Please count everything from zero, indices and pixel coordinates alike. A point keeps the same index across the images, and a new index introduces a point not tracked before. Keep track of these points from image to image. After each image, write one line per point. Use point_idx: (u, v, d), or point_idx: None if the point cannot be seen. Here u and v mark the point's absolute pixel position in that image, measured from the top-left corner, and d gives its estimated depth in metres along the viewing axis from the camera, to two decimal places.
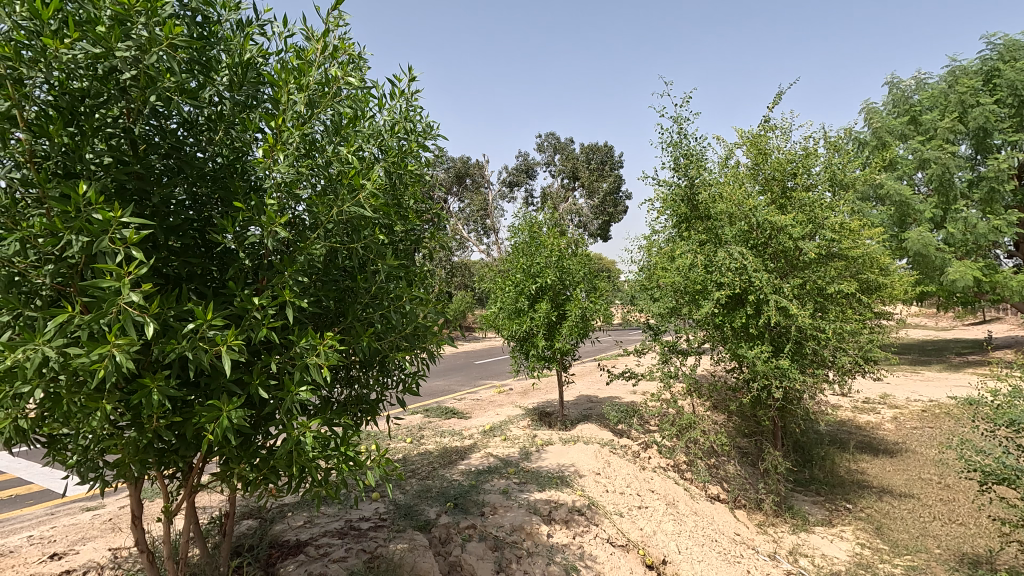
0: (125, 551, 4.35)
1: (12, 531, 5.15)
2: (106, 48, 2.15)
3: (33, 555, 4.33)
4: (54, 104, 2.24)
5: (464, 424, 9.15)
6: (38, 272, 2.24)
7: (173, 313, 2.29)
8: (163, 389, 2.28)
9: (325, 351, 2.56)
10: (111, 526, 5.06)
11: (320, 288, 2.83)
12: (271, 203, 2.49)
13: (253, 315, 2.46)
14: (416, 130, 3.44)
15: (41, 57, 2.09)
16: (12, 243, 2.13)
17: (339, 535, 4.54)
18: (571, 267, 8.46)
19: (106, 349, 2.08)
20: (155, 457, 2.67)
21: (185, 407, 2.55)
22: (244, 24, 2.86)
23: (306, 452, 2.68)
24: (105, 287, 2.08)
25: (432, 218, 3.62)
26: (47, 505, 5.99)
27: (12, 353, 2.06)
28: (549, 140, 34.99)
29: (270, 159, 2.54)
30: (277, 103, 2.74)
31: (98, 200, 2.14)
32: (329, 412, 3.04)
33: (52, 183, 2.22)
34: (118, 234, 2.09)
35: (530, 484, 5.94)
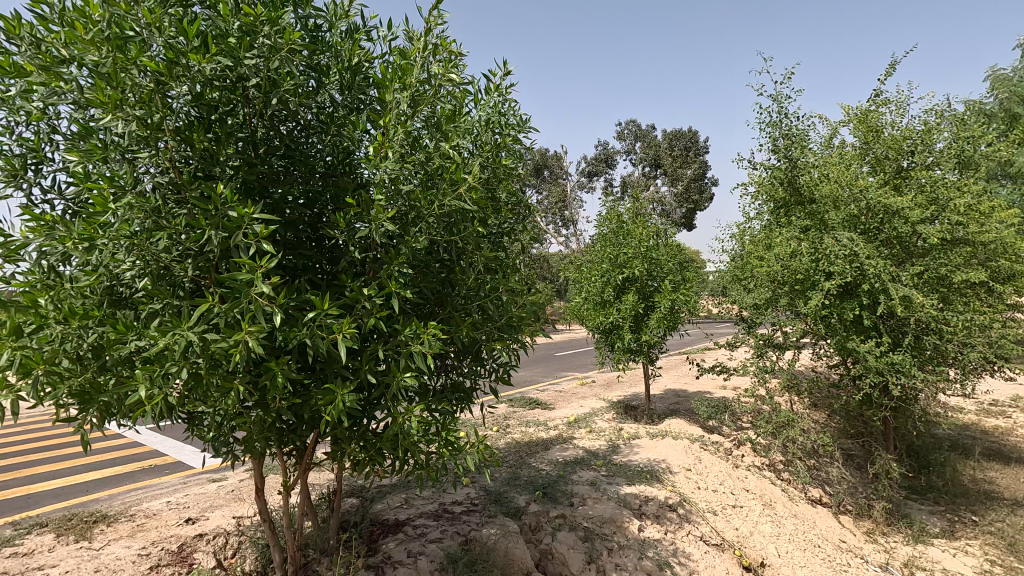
0: (247, 519, 4.79)
1: (154, 496, 5.85)
2: (235, 58, 2.37)
3: (172, 520, 4.90)
4: (194, 113, 2.48)
5: (549, 415, 9.22)
6: (183, 265, 2.52)
7: (296, 301, 2.49)
8: (286, 372, 2.52)
9: (428, 339, 2.69)
10: (233, 496, 5.59)
11: (423, 281, 2.96)
12: (379, 199, 2.63)
13: (363, 304, 2.62)
14: (510, 125, 3.47)
15: (185, 71, 2.34)
16: (162, 239, 2.40)
17: (435, 516, 4.74)
18: (661, 258, 8.22)
19: (241, 334, 2.33)
20: (277, 437, 2.93)
21: (304, 390, 2.77)
22: (353, 30, 3.02)
23: (410, 435, 2.83)
24: (240, 278, 2.32)
25: (523, 211, 3.67)
26: (180, 475, 6.72)
27: (164, 336, 2.36)
28: (629, 127, 34.09)
29: (381, 155, 2.67)
30: (383, 102, 2.84)
31: (233, 198, 2.36)
32: (430, 398, 3.18)
33: (193, 185, 2.46)
34: (249, 229, 2.33)
35: (619, 477, 5.89)
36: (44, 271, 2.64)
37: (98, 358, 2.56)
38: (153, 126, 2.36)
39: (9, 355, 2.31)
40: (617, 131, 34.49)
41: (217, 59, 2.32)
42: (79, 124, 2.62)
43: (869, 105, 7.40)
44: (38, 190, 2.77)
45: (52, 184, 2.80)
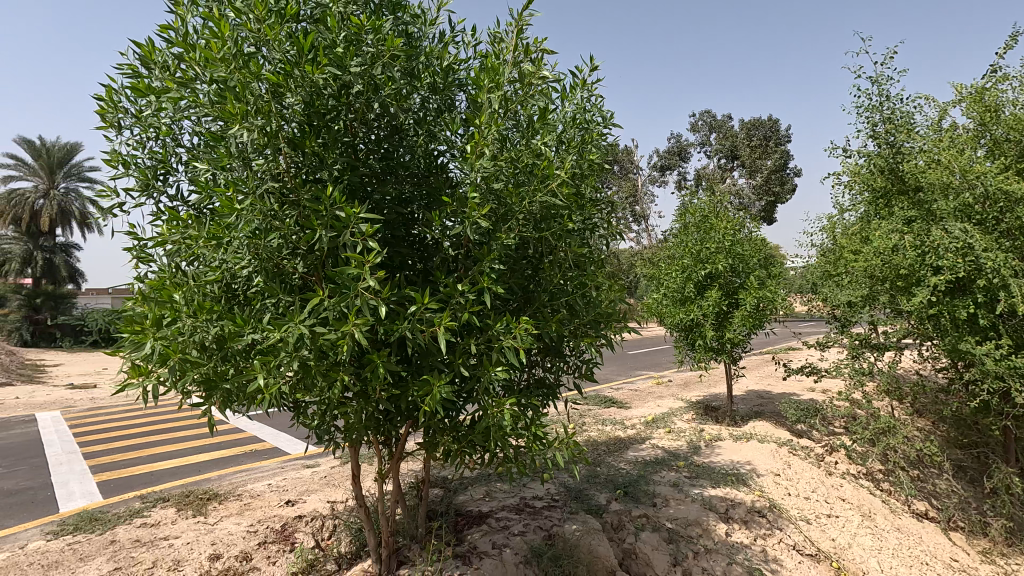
0: (341, 503, 5.08)
1: (256, 478, 6.31)
2: (343, 67, 2.55)
3: (274, 501, 5.28)
4: (304, 120, 2.67)
5: (625, 413, 9.09)
6: (294, 263, 2.70)
7: (398, 297, 2.61)
8: (387, 364, 2.66)
9: (520, 333, 2.74)
10: (326, 481, 5.93)
11: (513, 277, 3.01)
12: (473, 196, 2.71)
13: (458, 300, 2.71)
14: (595, 120, 3.45)
15: (300, 81, 2.53)
16: (277, 239, 2.59)
17: (517, 510, 4.81)
18: (745, 253, 7.89)
19: (348, 327, 2.47)
20: (375, 426, 3.08)
21: (402, 381, 2.90)
22: (442, 35, 3.13)
23: (502, 428, 2.89)
24: (349, 275, 2.47)
25: (608, 206, 3.64)
26: (278, 460, 7.22)
27: (280, 329, 2.54)
28: (704, 118, 32.82)
29: (476, 154, 2.75)
30: (474, 103, 2.93)
31: (341, 199, 2.51)
32: (518, 393, 3.24)
33: (304, 188, 2.64)
34: (356, 229, 2.47)
35: (702, 479, 5.71)
36: (172, 271, 2.92)
37: (220, 349, 2.78)
38: (271, 134, 2.56)
39: (150, 345, 2.64)
40: (691, 123, 33.31)
41: (328, 69, 2.49)
42: (203, 136, 2.88)
43: (986, 82, 6.71)
44: (166, 197, 3.07)
45: (178, 192, 3.09)
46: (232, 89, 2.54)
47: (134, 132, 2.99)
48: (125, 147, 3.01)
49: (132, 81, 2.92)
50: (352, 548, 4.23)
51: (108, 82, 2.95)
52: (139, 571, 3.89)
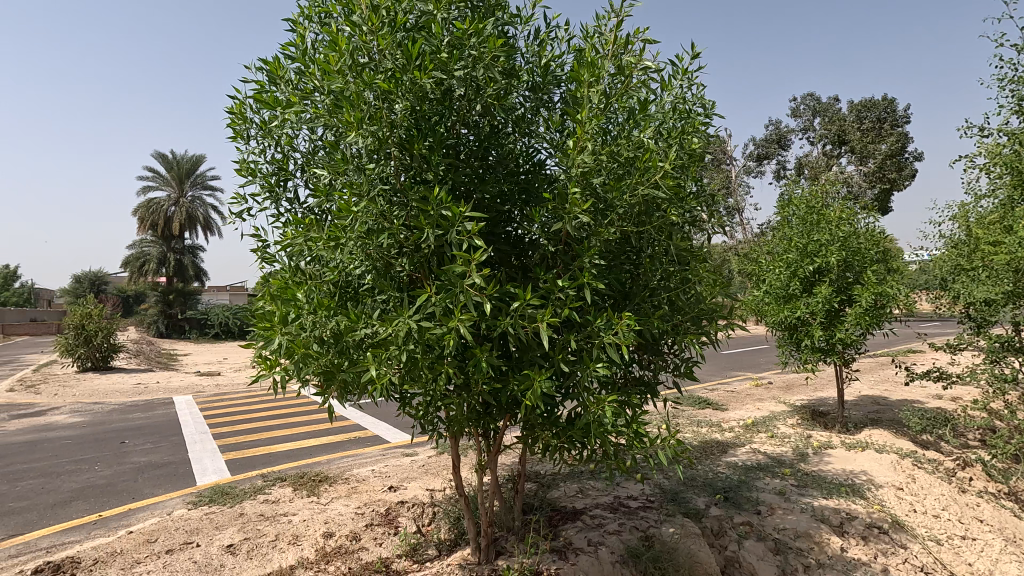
0: (439, 492, 5.29)
1: (361, 463, 6.72)
2: (447, 70, 2.65)
3: (378, 486, 5.60)
4: (412, 124, 2.79)
5: (722, 415, 8.70)
6: (402, 261, 2.83)
7: (500, 293, 2.66)
8: (490, 358, 2.72)
9: (622, 330, 2.70)
10: (424, 470, 6.20)
11: (612, 272, 2.98)
12: (574, 192, 2.70)
13: (558, 296, 2.71)
14: (697, 109, 3.32)
15: (409, 87, 2.66)
16: (387, 238, 2.74)
17: (612, 509, 4.76)
18: (861, 246, 7.25)
19: (454, 322, 2.55)
20: (476, 419, 3.17)
21: (503, 376, 2.96)
22: (539, 33, 3.16)
23: (603, 425, 2.86)
24: (455, 271, 2.55)
25: (710, 198, 3.49)
26: (379, 447, 7.64)
27: (391, 323, 2.67)
28: (807, 101, 30.51)
29: (577, 149, 2.75)
30: (573, 98, 2.93)
31: (446, 198, 2.60)
32: (617, 390, 3.20)
33: (412, 189, 2.76)
34: (461, 227, 2.55)
35: (812, 489, 5.34)
36: (292, 270, 3.16)
37: (337, 343, 2.91)
38: (382, 139, 2.71)
39: (278, 340, 2.89)
40: (792, 108, 31.09)
41: (434, 73, 2.60)
42: (319, 144, 3.10)
43: None
44: (286, 202, 3.34)
45: (297, 197, 3.35)
46: (347, 97, 2.71)
47: (260, 143, 3.27)
48: (253, 156, 3.31)
49: (259, 96, 3.20)
50: (451, 535, 4.35)
51: (238, 98, 3.25)
52: (265, 543, 4.29)
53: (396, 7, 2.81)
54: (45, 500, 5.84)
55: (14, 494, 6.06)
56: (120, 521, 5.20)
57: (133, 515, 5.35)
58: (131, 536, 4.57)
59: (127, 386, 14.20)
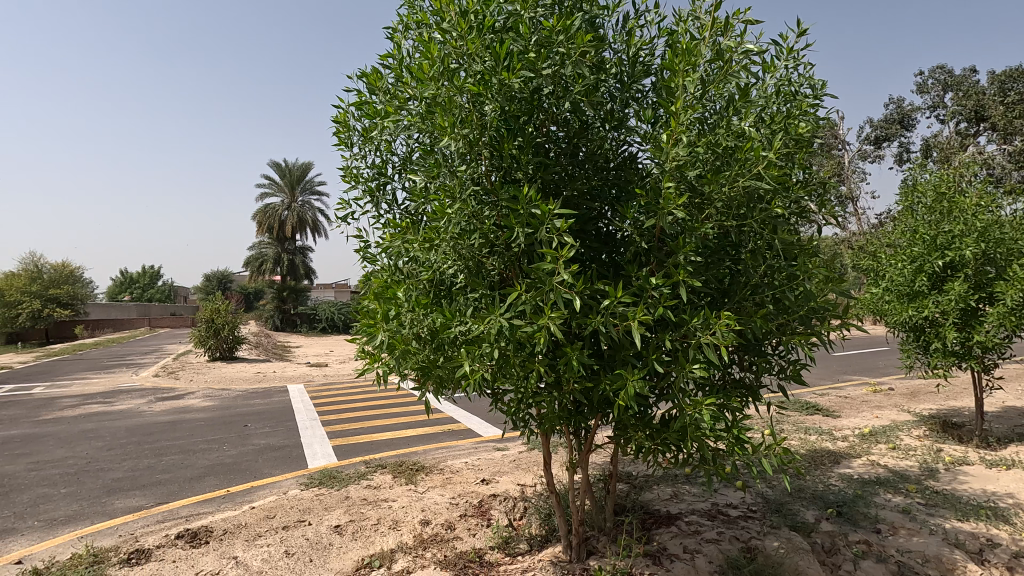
0: (530, 487, 5.34)
1: (455, 455, 6.95)
2: (535, 69, 2.65)
3: (471, 478, 5.77)
4: (502, 124, 2.82)
5: (834, 423, 8.02)
6: (493, 259, 2.87)
7: (591, 291, 2.62)
8: (581, 357, 2.69)
9: (721, 330, 2.56)
10: (515, 465, 6.29)
11: (710, 269, 2.83)
12: (668, 186, 2.60)
13: (651, 294, 2.62)
14: (805, 92, 3.07)
15: (499, 88, 2.68)
16: (479, 237, 2.79)
17: (709, 516, 4.55)
18: (1005, 236, 6.36)
19: (544, 320, 2.55)
20: (567, 417, 3.16)
21: (594, 375, 2.91)
22: (628, 23, 3.07)
23: (700, 428, 2.73)
24: (545, 270, 2.55)
25: (820, 187, 3.21)
26: (472, 440, 7.86)
27: (483, 321, 2.72)
28: (936, 75, 27.26)
29: (672, 142, 2.64)
30: (666, 89, 2.82)
31: (536, 197, 2.60)
32: (716, 392, 3.04)
33: (502, 188, 2.79)
34: (551, 225, 2.55)
35: (943, 509, 4.76)
36: (392, 269, 3.32)
37: (433, 339, 3.03)
38: (473, 140, 2.76)
39: (380, 337, 3.06)
40: (918, 83, 27.91)
41: (523, 72, 2.60)
42: (415, 148, 3.23)
43: None
44: (386, 204, 3.52)
45: (395, 199, 3.51)
46: (440, 103, 2.79)
47: (361, 149, 3.47)
48: (356, 162, 3.52)
49: (360, 105, 3.39)
50: (542, 531, 4.37)
51: (343, 109, 3.47)
52: (368, 526, 4.57)
53: (484, 9, 2.85)
54: (184, 474, 6.62)
55: (160, 467, 6.93)
56: (244, 496, 5.77)
57: (255, 491, 5.91)
58: (254, 510, 5.06)
59: (250, 374, 15.72)
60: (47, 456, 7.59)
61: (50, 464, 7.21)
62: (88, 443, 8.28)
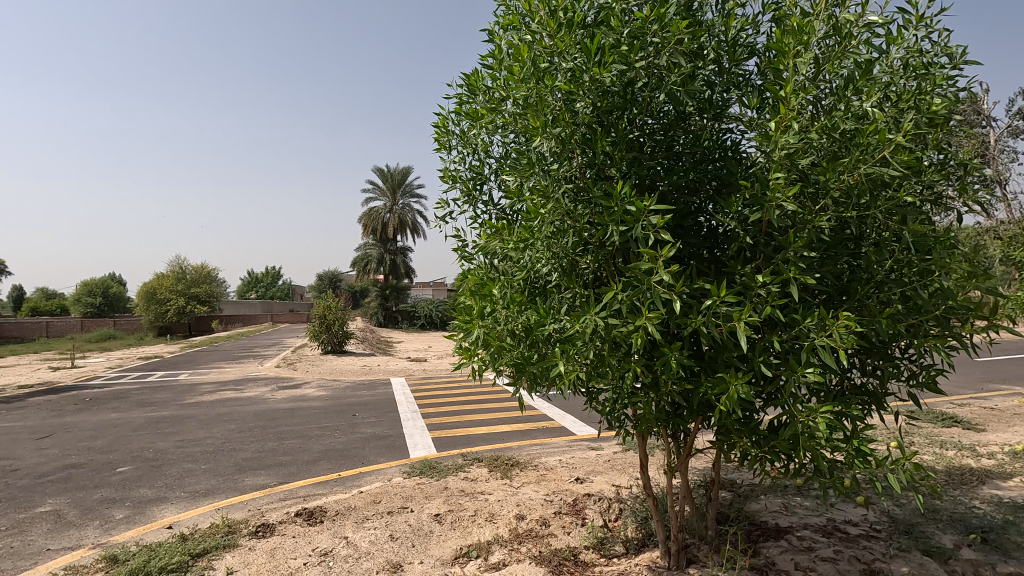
0: (625, 489, 5.22)
1: (549, 453, 6.98)
2: (628, 62, 2.59)
3: (565, 476, 5.76)
4: (595, 121, 2.78)
5: (977, 437, 7.07)
6: (587, 258, 2.83)
7: (691, 290, 2.50)
8: (680, 358, 2.58)
9: (838, 331, 2.34)
10: (610, 465, 6.18)
11: (825, 265, 2.60)
12: (777, 176, 2.42)
13: (757, 293, 2.46)
14: (939, 63, 2.72)
15: (592, 83, 2.63)
16: (572, 235, 2.76)
17: (824, 532, 4.19)
18: None
19: (641, 320, 2.47)
20: (666, 420, 3.04)
21: (695, 376, 2.79)
22: (728, 4, 2.90)
23: (814, 438, 2.52)
24: (642, 268, 2.48)
25: (959, 169, 2.83)
26: (566, 439, 7.85)
27: (578, 320, 2.69)
28: None
29: (780, 130, 2.46)
30: (773, 72, 2.63)
31: (631, 193, 2.53)
32: (832, 399, 2.79)
33: (596, 185, 2.75)
34: (648, 222, 2.47)
35: None
36: (487, 268, 3.40)
37: (527, 337, 3.05)
38: (566, 139, 2.76)
39: (477, 333, 3.10)
40: None
41: (617, 65, 2.54)
42: (510, 148, 3.27)
43: None
44: (482, 204, 3.60)
45: (491, 198, 3.59)
46: (532, 103, 2.82)
47: (459, 152, 3.58)
48: (453, 164, 3.64)
49: (458, 109, 3.50)
50: (639, 535, 4.26)
51: (441, 113, 3.60)
52: (465, 517, 4.71)
53: (575, 5, 2.82)
54: (302, 457, 7.22)
55: (282, 450, 7.61)
56: (353, 481, 6.19)
57: (363, 477, 6.32)
58: (362, 495, 5.42)
59: (357, 367, 16.83)
60: (191, 436, 8.62)
61: (193, 442, 8.19)
62: (223, 425, 9.30)
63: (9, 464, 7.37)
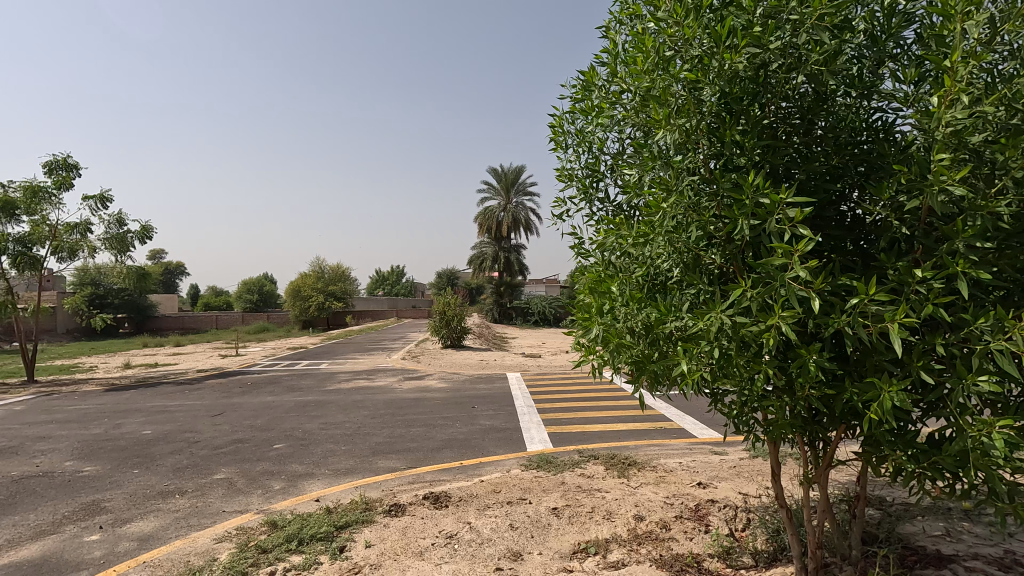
0: (753, 498, 4.91)
1: (668, 454, 6.77)
2: (761, 45, 2.44)
3: (686, 480, 5.55)
4: (723, 110, 2.65)
5: None
6: (712, 254, 2.70)
7: (833, 287, 2.29)
8: (820, 360, 2.38)
9: (1021, 334, 2.02)
10: (736, 472, 5.84)
11: (1005, 257, 2.25)
12: (941, 157, 2.14)
13: (915, 290, 2.19)
14: None
15: (721, 70, 2.50)
16: (696, 230, 2.65)
17: (1001, 566, 3.62)
18: None
19: (774, 320, 2.32)
20: (802, 426, 2.81)
21: (837, 381, 2.55)
22: None
23: (988, 456, 2.20)
24: (775, 264, 2.32)
25: None
26: (687, 441, 7.54)
27: (703, 318, 2.58)
28: None
29: (944, 105, 2.16)
30: (936, 40, 2.33)
31: (764, 183, 2.38)
32: (1012, 412, 2.41)
33: (724, 178, 2.62)
34: (783, 215, 2.30)
35: None
36: (604, 265, 3.37)
37: (648, 335, 2.99)
38: (691, 130, 2.66)
39: (597, 330, 3.15)
40: None
41: (748, 49, 2.41)
42: (628, 144, 3.22)
43: None
44: (598, 201, 3.59)
45: (607, 195, 3.56)
46: (655, 95, 2.76)
47: (575, 151, 3.59)
48: (569, 163, 3.66)
49: (574, 107, 3.50)
50: (770, 548, 3.98)
51: (557, 114, 3.64)
52: (583, 513, 4.73)
53: None
54: (427, 445, 7.70)
55: (409, 437, 8.17)
56: (474, 470, 6.47)
57: (483, 467, 6.58)
58: (483, 483, 5.65)
59: (475, 362, 17.51)
60: (332, 419, 9.56)
61: (334, 425, 9.08)
62: (358, 411, 10.20)
63: (193, 435, 8.71)
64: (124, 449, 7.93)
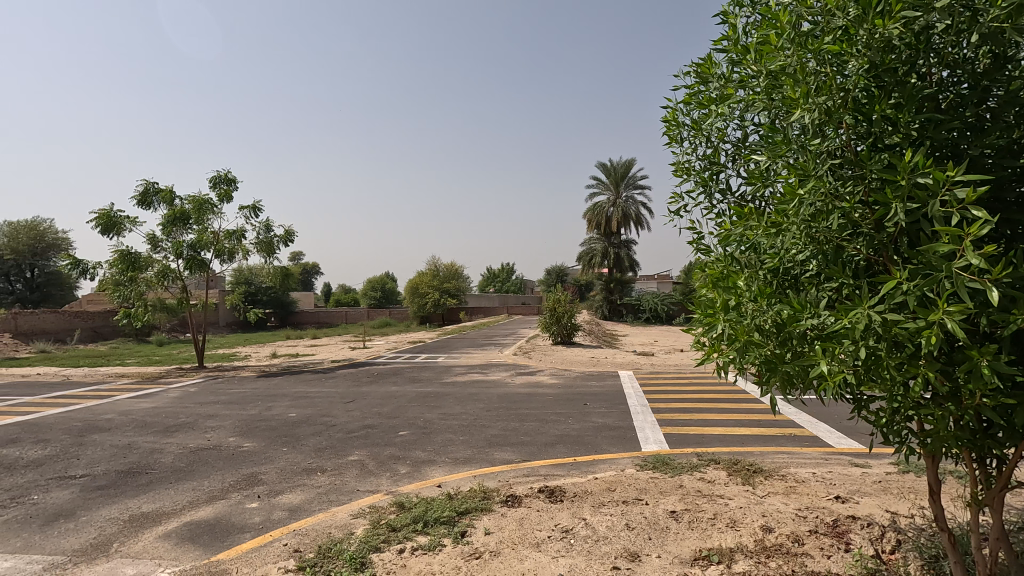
0: (904, 519, 4.38)
1: (799, 464, 6.25)
2: (923, 7, 2.17)
3: (822, 492, 5.09)
4: (872, 84, 2.39)
5: None
6: (857, 244, 2.45)
7: (1015, 279, 1.98)
8: (996, 363, 2.07)
9: None
10: (882, 488, 5.23)
11: None
12: None
13: None
14: None
15: (870, 39, 2.26)
16: (838, 218, 2.42)
17: None
18: None
19: (936, 316, 2.05)
20: (969, 440, 2.45)
21: (1018, 388, 2.20)
22: None
23: None
24: (939, 252, 2.05)
25: None
26: (821, 450, 6.91)
27: (846, 314, 2.34)
28: None
29: None
30: None
31: (924, 162, 2.12)
32: None
33: (873, 159, 2.36)
34: (949, 195, 2.03)
35: None
36: (726, 259, 3.19)
37: (779, 333, 2.78)
38: (833, 108, 2.43)
39: (721, 327, 2.99)
40: None
41: (907, 12, 2.15)
42: (755, 130, 3.02)
43: None
44: (719, 193, 3.41)
45: (729, 186, 3.36)
46: (790, 73, 2.57)
47: (692, 142, 3.44)
48: (686, 155, 3.51)
49: (691, 97, 3.35)
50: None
51: (672, 105, 3.51)
52: (704, 518, 4.53)
53: None
54: (541, 439, 7.81)
55: (523, 431, 8.35)
56: (588, 467, 6.45)
57: (597, 464, 6.54)
58: (598, 481, 5.62)
59: (585, 359, 17.41)
60: (450, 410, 10.04)
61: (452, 416, 9.53)
62: (474, 404, 10.60)
63: (330, 419, 9.61)
64: (275, 429, 8.96)
